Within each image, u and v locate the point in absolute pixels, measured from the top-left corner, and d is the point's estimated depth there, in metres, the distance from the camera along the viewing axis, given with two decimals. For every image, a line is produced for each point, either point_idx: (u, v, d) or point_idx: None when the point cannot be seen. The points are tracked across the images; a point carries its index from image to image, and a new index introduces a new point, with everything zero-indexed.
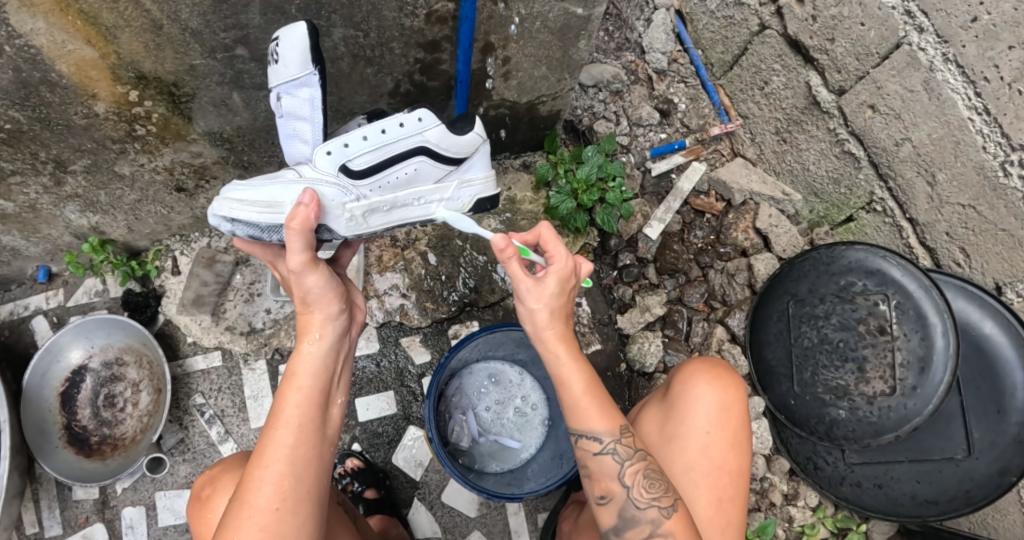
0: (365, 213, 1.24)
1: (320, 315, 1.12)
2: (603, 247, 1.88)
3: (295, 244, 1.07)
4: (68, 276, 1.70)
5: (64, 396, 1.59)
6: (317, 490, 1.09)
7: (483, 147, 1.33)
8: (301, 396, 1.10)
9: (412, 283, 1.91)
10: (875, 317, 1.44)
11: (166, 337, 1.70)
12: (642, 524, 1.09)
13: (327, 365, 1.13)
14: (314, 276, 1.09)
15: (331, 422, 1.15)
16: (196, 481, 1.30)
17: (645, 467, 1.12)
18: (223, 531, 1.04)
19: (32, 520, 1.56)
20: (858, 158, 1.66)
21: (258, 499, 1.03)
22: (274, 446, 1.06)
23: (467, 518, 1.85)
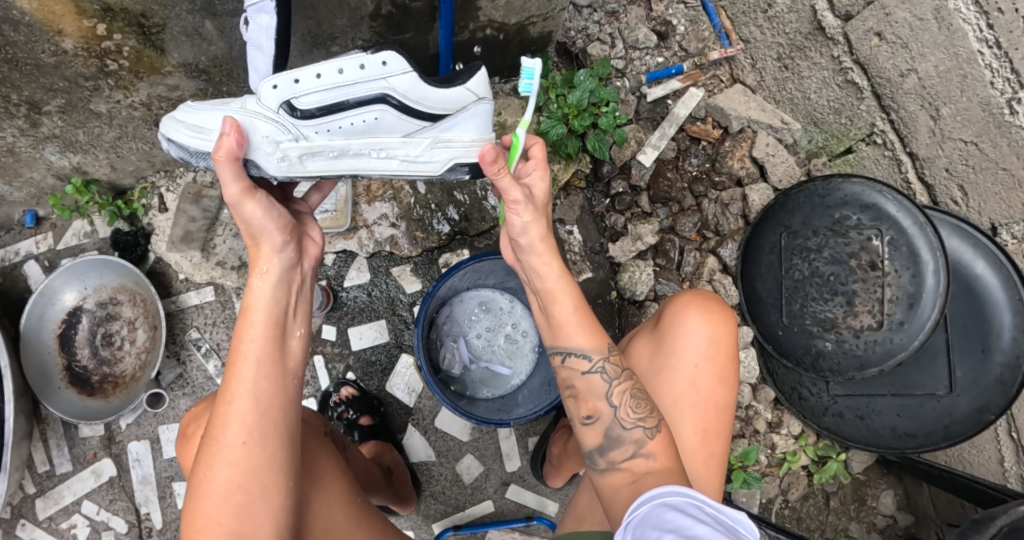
0: (303, 156, 1.11)
1: (267, 247, 1.04)
2: (595, 174, 1.85)
3: (226, 173, 1.00)
4: (56, 219, 1.66)
5: (62, 338, 1.59)
6: (285, 423, 1.03)
7: (476, 106, 1.18)
8: (257, 330, 1.03)
9: (401, 212, 1.81)
10: (868, 253, 1.46)
11: (157, 274, 1.69)
12: (625, 445, 1.09)
13: (280, 296, 1.05)
14: (252, 204, 1.02)
15: (293, 354, 1.06)
16: (184, 417, 1.22)
17: (632, 389, 1.13)
18: (196, 472, 0.99)
19: (43, 458, 1.58)
20: (861, 88, 1.61)
21: (224, 435, 0.98)
22: (236, 382, 1.00)
23: (460, 442, 1.78)
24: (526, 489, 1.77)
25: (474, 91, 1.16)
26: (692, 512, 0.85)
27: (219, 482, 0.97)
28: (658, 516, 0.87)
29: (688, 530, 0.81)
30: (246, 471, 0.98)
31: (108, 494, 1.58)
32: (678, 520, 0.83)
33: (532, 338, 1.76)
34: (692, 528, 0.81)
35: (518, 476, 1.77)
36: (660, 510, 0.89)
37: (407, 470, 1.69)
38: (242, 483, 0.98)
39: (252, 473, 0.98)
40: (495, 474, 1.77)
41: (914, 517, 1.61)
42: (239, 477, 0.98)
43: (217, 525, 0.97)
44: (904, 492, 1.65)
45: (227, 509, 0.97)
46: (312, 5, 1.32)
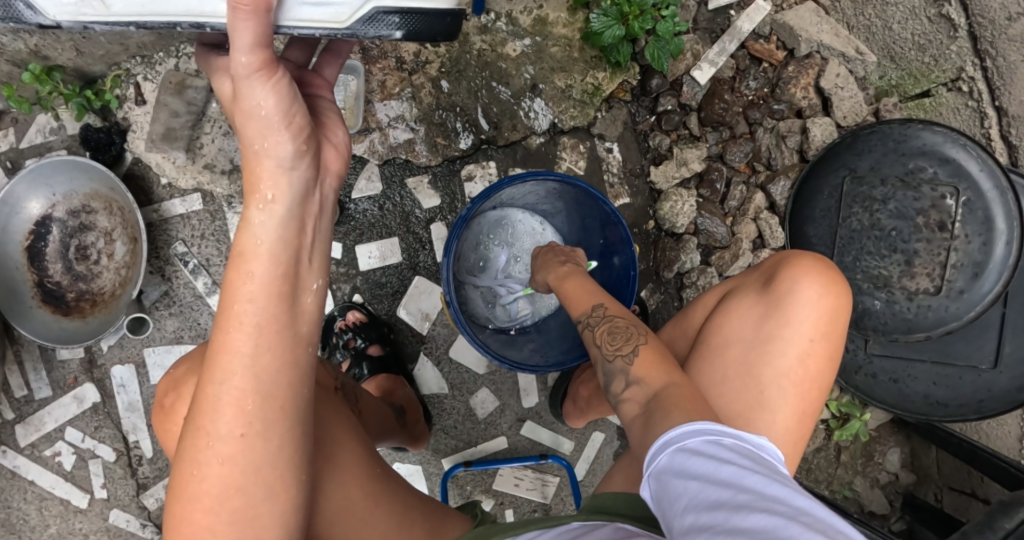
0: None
1: (271, 162, 0.73)
2: (643, 87, 1.67)
3: (243, 34, 0.67)
4: (16, 113, 1.40)
5: (31, 251, 1.38)
6: (298, 407, 0.77)
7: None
8: (257, 285, 0.73)
9: (421, 114, 1.59)
10: (938, 211, 1.37)
11: (137, 178, 1.45)
12: (616, 376, 0.99)
13: (288, 236, 0.75)
14: (266, 89, 0.70)
15: (307, 316, 0.78)
16: (158, 384, 1.04)
17: (611, 327, 1.07)
18: (179, 466, 0.75)
19: (19, 382, 1.43)
20: (955, 25, 1.41)
21: (215, 426, 0.73)
22: (227, 357, 0.73)
23: (476, 374, 1.69)
24: (542, 426, 1.72)
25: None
26: (714, 451, 0.71)
27: (212, 483, 0.74)
28: (679, 465, 0.72)
29: (721, 474, 0.67)
30: (247, 470, 0.74)
31: (92, 421, 1.44)
32: (704, 464, 0.69)
33: None
34: (726, 469, 0.67)
35: (535, 413, 1.71)
36: (679, 458, 0.73)
37: (419, 405, 1.58)
38: (240, 486, 0.73)
39: (255, 473, 0.74)
40: (511, 409, 1.71)
41: (915, 477, 1.65)
42: (236, 478, 0.73)
43: (208, 535, 0.74)
44: (910, 451, 1.67)
45: (223, 518, 0.74)
46: None
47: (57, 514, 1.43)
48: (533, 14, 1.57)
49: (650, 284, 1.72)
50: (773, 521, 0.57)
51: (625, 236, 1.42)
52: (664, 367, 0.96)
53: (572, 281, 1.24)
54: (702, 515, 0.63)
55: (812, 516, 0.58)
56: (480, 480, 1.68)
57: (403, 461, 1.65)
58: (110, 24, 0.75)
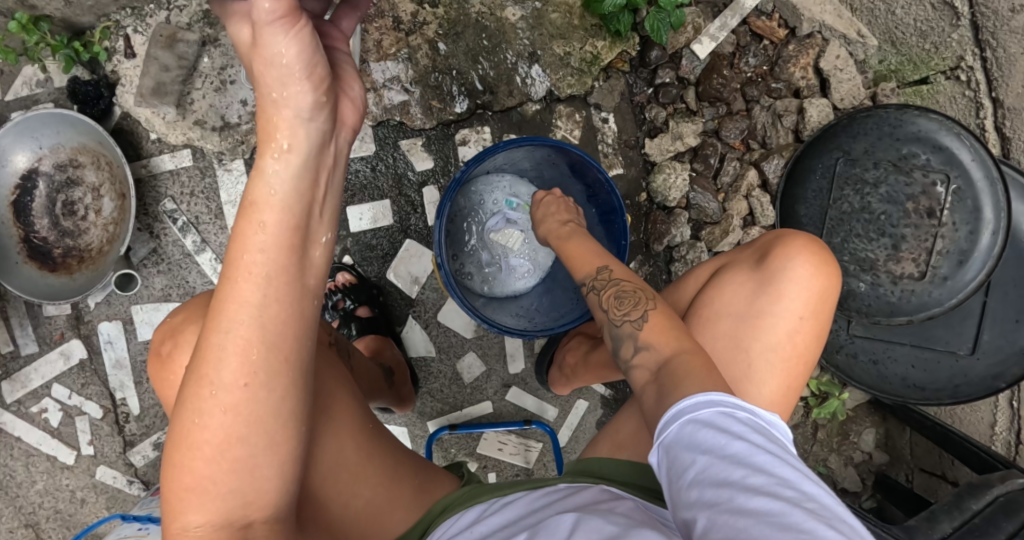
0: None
1: (290, 111, 0.74)
2: (642, 59, 1.66)
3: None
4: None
5: (17, 206, 1.36)
6: (303, 360, 0.77)
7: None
8: (268, 235, 0.73)
9: (417, 76, 1.57)
10: (928, 198, 1.40)
11: (125, 134, 1.42)
12: (624, 341, 1.00)
13: (302, 188, 0.75)
14: (288, 38, 0.70)
15: (315, 269, 0.78)
16: (154, 335, 1.03)
17: (618, 291, 1.08)
18: (179, 413, 0.75)
19: (4, 338, 1.42)
20: (959, 14, 1.41)
21: (219, 374, 0.73)
22: (234, 306, 0.72)
23: (463, 339, 1.70)
24: (527, 393, 1.74)
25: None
26: (726, 424, 0.72)
27: (213, 432, 0.73)
28: (688, 437, 0.72)
29: (732, 450, 0.68)
30: (250, 419, 0.74)
31: (79, 378, 1.44)
32: (717, 439, 0.70)
33: None
34: (738, 447, 0.68)
35: (521, 379, 1.74)
36: (691, 429, 0.73)
37: (407, 368, 1.60)
38: (241, 435, 0.74)
39: (258, 423, 0.74)
40: (497, 375, 1.73)
41: (888, 457, 1.70)
42: (238, 426, 0.74)
43: (205, 484, 0.74)
44: (885, 431, 1.72)
45: (223, 466, 0.74)
46: None
47: (44, 470, 1.44)
48: None
49: (640, 256, 1.73)
50: (781, 508, 0.60)
51: (618, 206, 1.42)
52: (675, 333, 0.96)
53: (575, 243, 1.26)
54: (709, 490, 0.65)
55: (818, 504, 0.61)
56: (465, 444, 1.71)
57: (390, 423, 1.67)
58: None
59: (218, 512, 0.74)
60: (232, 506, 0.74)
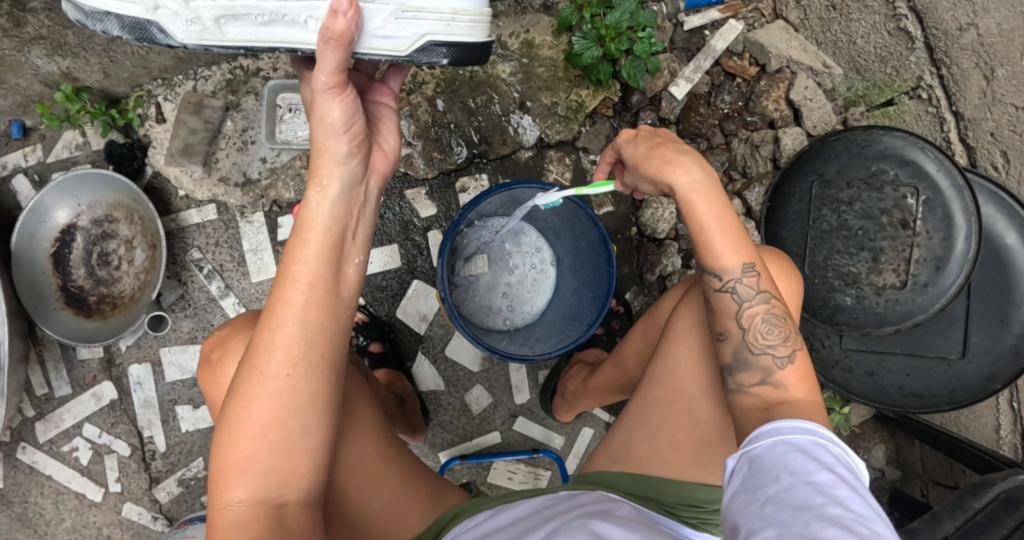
0: (220, 19, 0.91)
1: (332, 158, 0.93)
2: (624, 103, 1.77)
3: (327, 59, 0.87)
4: (45, 130, 1.48)
5: (56, 257, 1.47)
6: (333, 358, 0.95)
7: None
8: (312, 251, 0.94)
9: (419, 130, 1.67)
10: (901, 210, 1.47)
11: (156, 191, 1.54)
12: (751, 368, 0.98)
13: (339, 215, 0.95)
14: (337, 102, 0.90)
15: (347, 283, 0.98)
16: (205, 343, 1.19)
17: (767, 314, 1.00)
18: (233, 399, 0.92)
19: (41, 381, 1.51)
20: (913, 38, 1.52)
21: (267, 365, 0.91)
22: (285, 307, 0.92)
23: (471, 372, 1.75)
24: (533, 421, 1.77)
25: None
26: (817, 454, 0.78)
27: (259, 413, 0.90)
28: (774, 456, 0.80)
29: (816, 478, 0.73)
30: (290, 403, 0.91)
31: (109, 417, 1.53)
32: (805, 464, 0.76)
33: (548, 271, 1.71)
34: (822, 476, 0.73)
35: (526, 409, 1.77)
36: (782, 449, 0.80)
37: (418, 400, 1.65)
38: (283, 418, 0.91)
39: (297, 407, 0.91)
40: (504, 405, 1.77)
41: (901, 472, 1.68)
42: (280, 409, 0.91)
43: (250, 459, 0.90)
44: (896, 448, 1.70)
45: (266, 444, 0.90)
46: None
47: (72, 507, 1.51)
48: (520, 37, 1.68)
49: (635, 286, 1.80)
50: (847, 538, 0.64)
51: (602, 236, 1.51)
52: (812, 387, 0.97)
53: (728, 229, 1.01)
54: (785, 510, 0.71)
55: None
56: (477, 472, 1.75)
57: None
58: (223, 47, 0.93)
59: (259, 484, 0.90)
60: (270, 480, 0.90)
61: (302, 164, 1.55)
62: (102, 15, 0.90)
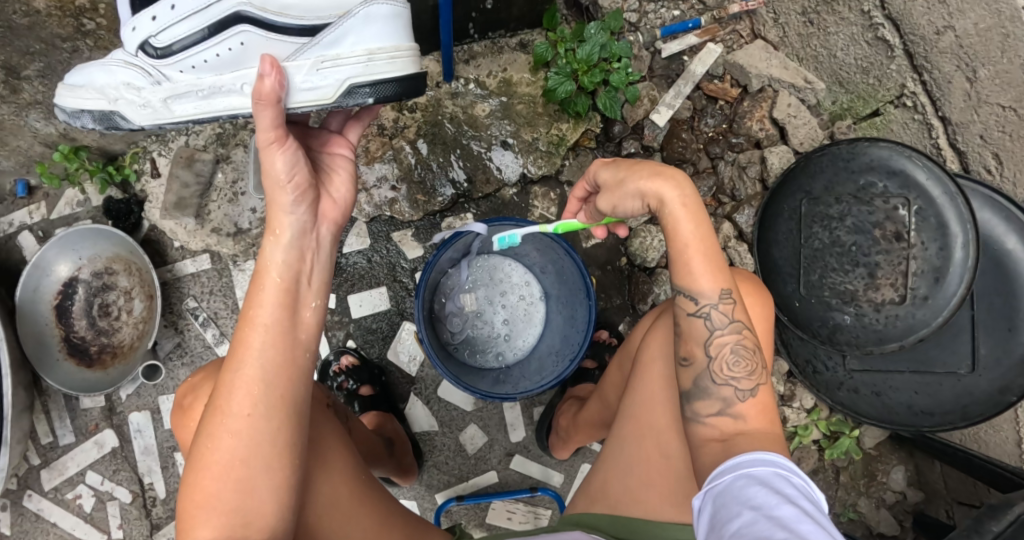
0: (169, 100, 0.99)
1: (280, 208, 0.94)
2: (606, 133, 1.78)
3: (261, 118, 0.90)
4: (48, 188, 1.56)
5: (59, 309, 1.53)
6: (294, 399, 0.94)
7: (365, 10, 0.96)
8: (268, 295, 0.93)
9: (403, 174, 1.72)
10: (893, 222, 1.42)
11: (154, 242, 1.60)
12: (710, 397, 0.96)
13: (294, 260, 0.95)
14: (279, 156, 0.91)
15: (306, 326, 0.97)
16: (179, 389, 1.20)
17: (734, 345, 0.98)
18: (199, 442, 0.91)
19: (45, 430, 1.56)
20: (892, 46, 1.49)
21: (228, 406, 0.90)
22: (242, 350, 0.92)
23: (463, 412, 1.75)
24: (531, 460, 1.76)
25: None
26: (780, 487, 0.72)
27: (222, 454, 0.89)
28: (738, 492, 0.75)
29: (778, 512, 0.68)
30: (251, 444, 0.90)
31: (111, 464, 1.57)
32: (766, 498, 0.71)
33: (537, 305, 1.72)
34: (784, 510, 0.68)
35: (523, 447, 1.75)
36: (743, 483, 0.76)
37: (408, 439, 1.65)
38: (245, 456, 0.89)
39: (258, 447, 0.90)
40: (499, 444, 1.75)
41: (923, 494, 1.58)
42: (242, 450, 0.90)
43: (213, 500, 0.88)
44: (915, 468, 1.61)
45: (229, 484, 0.89)
46: None
47: None
48: (497, 76, 1.73)
49: (629, 317, 1.79)
50: None
51: (582, 272, 1.51)
52: (771, 421, 0.95)
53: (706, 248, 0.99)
54: None
55: None
56: (473, 515, 1.72)
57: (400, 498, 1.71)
58: (174, 124, 1.01)
59: (222, 525, 0.88)
60: (235, 521, 0.88)
61: None
62: (76, 114, 1.01)
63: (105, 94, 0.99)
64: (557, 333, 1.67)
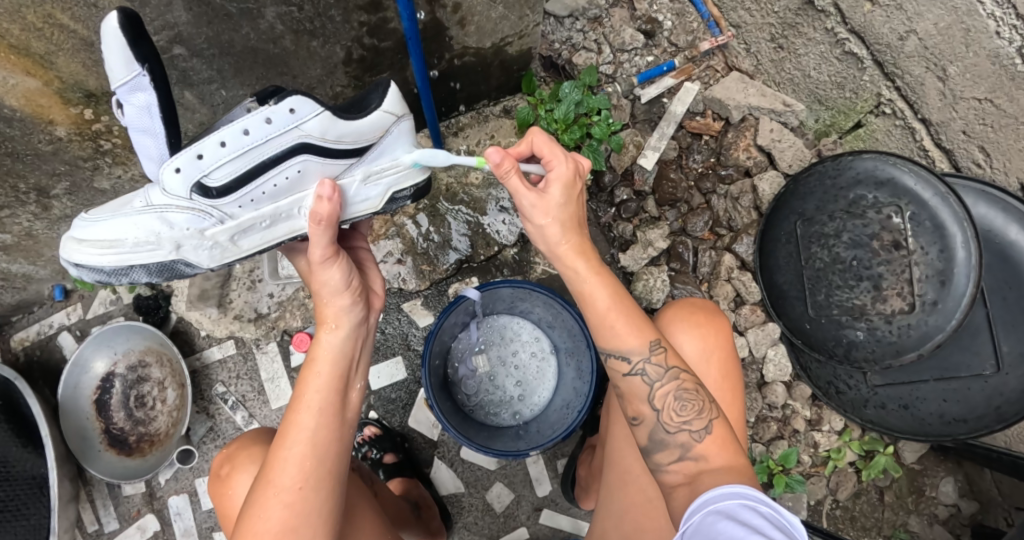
0: (234, 236, 1.08)
1: (334, 306, 1.03)
2: (597, 185, 1.74)
3: (320, 238, 0.99)
4: (83, 290, 1.71)
5: (98, 402, 1.64)
6: (339, 474, 1.01)
7: (398, 127, 1.11)
8: (322, 381, 1.01)
9: (407, 247, 1.72)
10: (889, 232, 1.39)
11: (181, 333, 1.70)
12: (670, 447, 1.00)
13: (347, 349, 1.05)
14: (335, 270, 1.01)
15: (351, 407, 1.05)
16: (214, 459, 1.24)
17: (677, 390, 1.02)
18: (248, 511, 0.96)
19: (91, 518, 1.65)
20: (861, 58, 1.49)
21: (282, 478, 0.95)
22: (297, 429, 0.98)
23: (488, 471, 1.72)
24: (559, 512, 1.72)
25: (391, 111, 1.08)
26: (747, 517, 0.77)
27: (272, 525, 0.94)
28: (708, 526, 0.79)
29: None
30: (301, 514, 0.95)
31: None
32: (734, 532, 0.75)
33: (549, 360, 1.67)
34: None
35: (550, 500, 1.72)
36: (712, 520, 0.80)
37: (435, 503, 1.62)
38: (296, 527, 0.95)
39: (308, 519, 0.96)
40: (527, 500, 1.72)
41: (978, 504, 1.56)
42: (293, 520, 0.95)
43: None
44: (965, 478, 1.60)
45: None
46: (283, 60, 1.29)
47: None
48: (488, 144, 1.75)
49: None
50: None
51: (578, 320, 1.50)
52: (733, 453, 0.98)
53: (626, 304, 1.04)
54: None
55: None
56: None
57: None
58: (240, 257, 1.10)
59: None
60: None
61: (306, 293, 1.69)
62: (128, 269, 1.04)
63: (164, 243, 1.03)
64: (568, 384, 1.60)
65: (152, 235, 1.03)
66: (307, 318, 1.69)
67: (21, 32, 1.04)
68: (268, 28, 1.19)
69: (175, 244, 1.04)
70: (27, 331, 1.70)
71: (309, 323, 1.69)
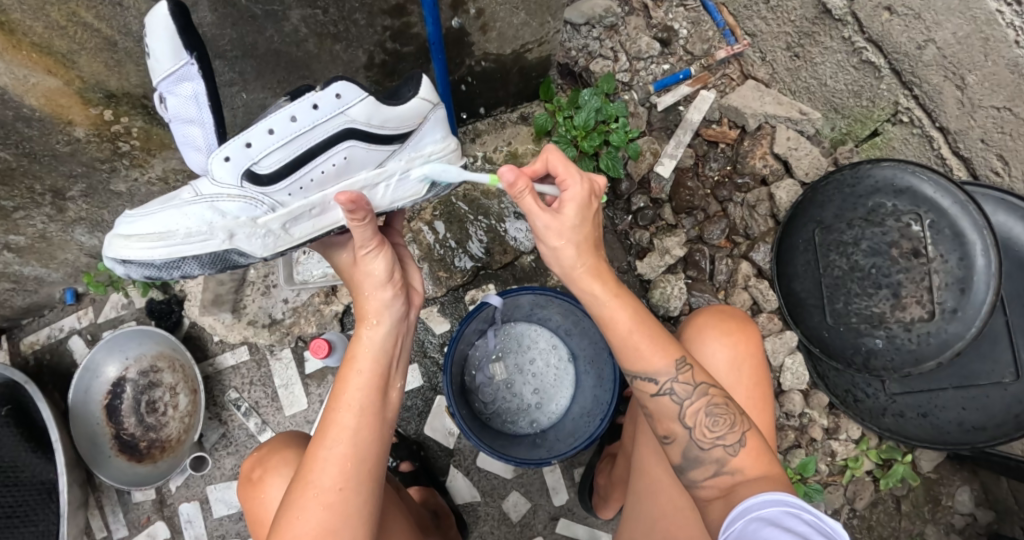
0: (286, 224, 1.05)
1: (375, 301, 1.02)
2: (614, 192, 1.73)
3: (361, 233, 0.98)
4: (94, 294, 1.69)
5: (109, 407, 1.61)
6: (378, 476, 0.99)
7: (435, 114, 1.10)
8: (363, 379, 1.00)
9: (423, 253, 1.71)
10: (909, 239, 1.39)
11: (194, 338, 1.68)
12: (705, 463, 1.00)
13: (388, 346, 1.03)
14: (377, 263, 1.01)
15: (391, 406, 1.04)
16: (244, 463, 1.22)
17: (708, 404, 1.02)
18: (287, 512, 0.94)
19: (100, 524, 1.62)
20: (877, 67, 1.50)
21: (321, 479, 0.94)
22: (337, 427, 0.97)
23: (505, 480, 1.71)
24: (576, 521, 1.71)
25: (429, 99, 1.08)
26: (790, 523, 0.76)
27: (311, 527, 0.92)
28: (751, 533, 0.79)
29: None
30: (339, 516, 0.94)
31: None
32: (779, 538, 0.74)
33: (566, 368, 1.65)
34: None
35: (567, 509, 1.71)
36: (756, 526, 0.80)
37: (453, 513, 1.60)
38: (334, 529, 0.93)
39: (347, 521, 0.94)
40: (543, 509, 1.70)
41: (994, 513, 1.57)
42: (332, 522, 0.93)
43: None
44: (981, 486, 1.60)
45: None
46: (306, 64, 1.28)
47: None
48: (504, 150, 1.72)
49: None
50: None
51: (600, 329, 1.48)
52: (766, 469, 0.97)
53: (649, 322, 1.03)
54: None
55: None
56: None
57: None
58: (293, 246, 1.07)
59: None
60: None
61: (320, 299, 1.66)
62: (179, 262, 1.02)
63: (217, 233, 1.01)
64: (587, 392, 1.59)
65: (204, 225, 1.01)
66: (321, 324, 1.67)
67: (45, 30, 1.03)
68: (293, 31, 1.19)
69: (229, 233, 1.01)
70: (37, 334, 1.68)
71: (323, 329, 1.67)
